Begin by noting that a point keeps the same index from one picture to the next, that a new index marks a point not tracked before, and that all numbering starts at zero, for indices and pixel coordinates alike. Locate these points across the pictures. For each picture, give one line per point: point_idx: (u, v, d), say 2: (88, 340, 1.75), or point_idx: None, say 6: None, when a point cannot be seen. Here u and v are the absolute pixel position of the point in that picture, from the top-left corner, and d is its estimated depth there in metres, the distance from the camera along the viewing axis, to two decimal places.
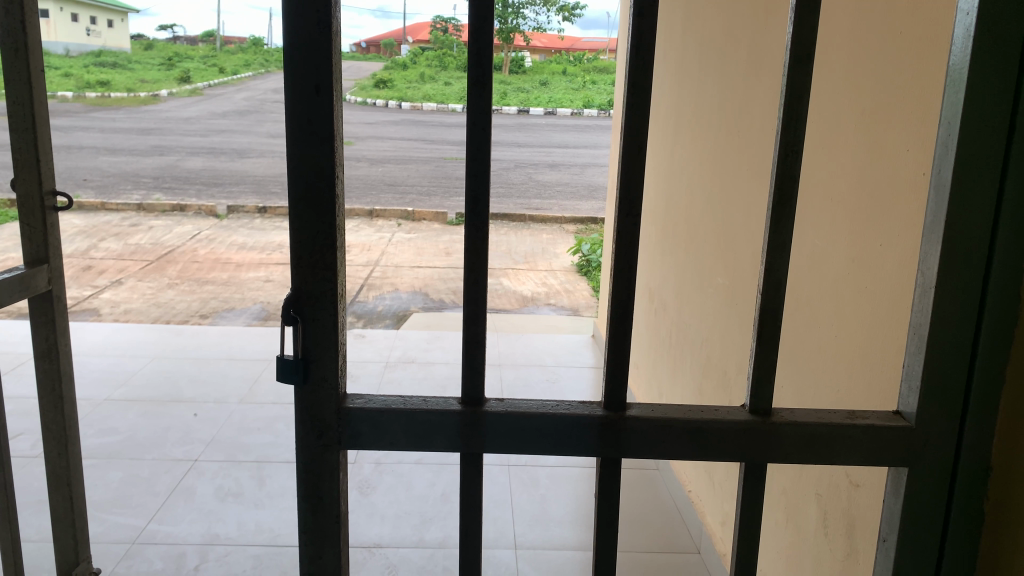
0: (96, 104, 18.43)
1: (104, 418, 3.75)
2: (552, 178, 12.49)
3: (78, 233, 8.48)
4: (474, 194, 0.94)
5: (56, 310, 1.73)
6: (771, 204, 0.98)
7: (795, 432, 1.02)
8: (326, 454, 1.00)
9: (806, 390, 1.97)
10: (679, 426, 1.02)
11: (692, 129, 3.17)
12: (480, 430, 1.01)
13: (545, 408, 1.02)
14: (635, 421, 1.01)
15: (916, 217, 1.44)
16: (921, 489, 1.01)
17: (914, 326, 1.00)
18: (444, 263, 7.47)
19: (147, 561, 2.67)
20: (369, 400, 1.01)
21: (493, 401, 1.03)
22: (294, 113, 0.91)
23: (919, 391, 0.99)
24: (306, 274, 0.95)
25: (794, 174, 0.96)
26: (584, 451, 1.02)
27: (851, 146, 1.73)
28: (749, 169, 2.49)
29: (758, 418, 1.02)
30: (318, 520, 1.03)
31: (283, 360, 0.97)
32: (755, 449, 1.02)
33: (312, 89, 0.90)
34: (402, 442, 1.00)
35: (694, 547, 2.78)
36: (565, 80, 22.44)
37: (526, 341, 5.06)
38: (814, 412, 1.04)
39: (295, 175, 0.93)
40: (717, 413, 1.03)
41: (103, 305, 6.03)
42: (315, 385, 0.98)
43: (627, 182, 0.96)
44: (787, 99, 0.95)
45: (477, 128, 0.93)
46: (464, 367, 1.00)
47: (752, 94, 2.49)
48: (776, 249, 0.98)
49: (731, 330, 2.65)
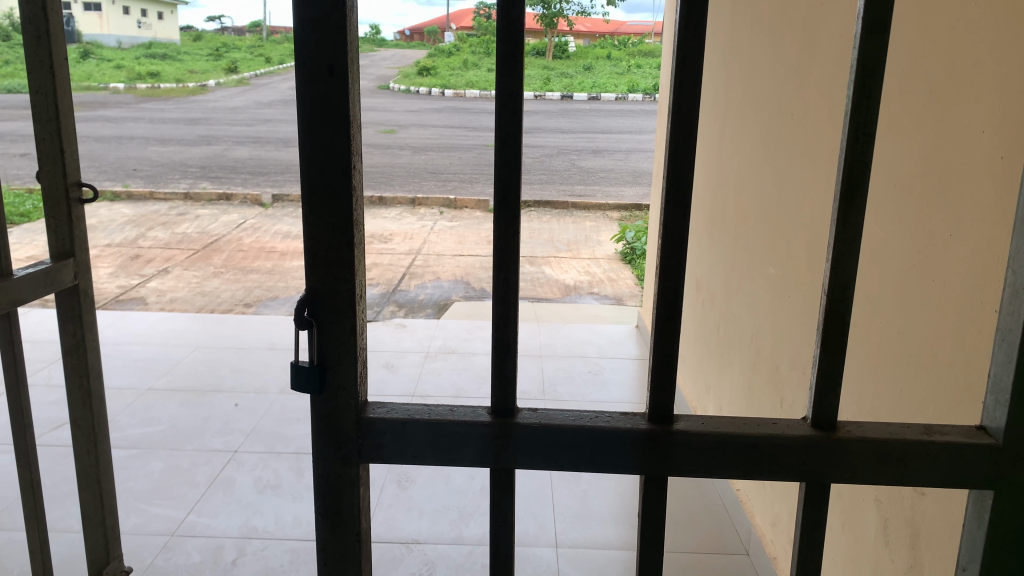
0: (147, 95, 18.79)
1: (147, 408, 3.77)
2: (596, 164, 12.28)
3: (128, 222, 8.62)
4: (504, 184, 0.87)
5: (84, 305, 1.68)
6: (838, 193, 0.87)
7: (864, 449, 0.91)
8: (345, 468, 0.92)
9: (865, 390, 1.85)
10: (733, 440, 0.92)
11: (742, 112, 3.03)
12: (512, 443, 0.92)
13: (583, 419, 0.93)
14: (683, 434, 0.91)
15: (995, 206, 1.31)
16: (1009, 513, 0.90)
17: (1002, 330, 0.89)
18: (486, 251, 7.41)
19: (186, 553, 2.66)
20: (391, 410, 0.93)
21: (526, 410, 0.95)
22: (306, 95, 0.83)
23: (1007, 404, 0.87)
24: (321, 273, 0.87)
25: (866, 161, 0.85)
26: (626, 468, 0.93)
27: (919, 127, 1.60)
28: (803, 154, 2.36)
29: (822, 432, 0.91)
30: (337, 538, 0.95)
31: (297, 367, 0.89)
32: (817, 466, 0.91)
33: (325, 71, 0.82)
34: (427, 456, 0.92)
35: (743, 548, 2.67)
36: (609, 64, 22.11)
37: (568, 331, 4.97)
38: (885, 425, 0.93)
39: (308, 164, 0.84)
40: (775, 427, 0.92)
41: (149, 294, 6.10)
42: (333, 393, 0.90)
43: (675, 165, 0.86)
44: (859, 75, 0.84)
45: (507, 112, 0.85)
46: (495, 373, 0.92)
47: (808, 72, 2.34)
48: (844, 245, 0.87)
49: (784, 324, 2.52)
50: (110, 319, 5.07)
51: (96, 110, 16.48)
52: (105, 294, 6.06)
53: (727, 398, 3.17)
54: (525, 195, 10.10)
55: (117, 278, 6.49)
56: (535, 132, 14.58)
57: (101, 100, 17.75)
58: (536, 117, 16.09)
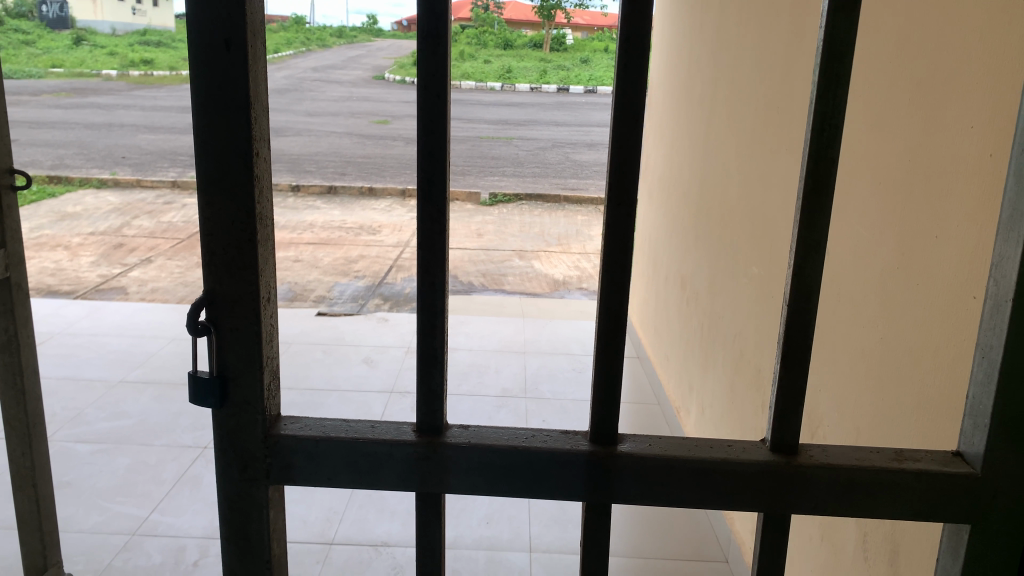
0: (140, 81, 18.57)
1: (118, 401, 3.67)
2: (591, 158, 12.13)
3: (113, 210, 8.49)
4: (429, 176, 0.78)
5: (16, 299, 1.59)
6: (802, 194, 0.78)
7: (827, 477, 0.81)
8: (252, 490, 0.83)
9: (847, 397, 1.76)
10: (684, 465, 0.82)
11: (729, 106, 2.94)
12: (439, 465, 0.82)
13: (517, 439, 0.83)
14: (628, 458, 0.82)
15: (981, 206, 1.23)
16: (987, 549, 0.82)
17: (982, 345, 0.80)
18: (475, 244, 7.29)
19: (145, 554, 2.56)
20: (306, 426, 0.84)
21: (457, 428, 0.85)
22: (198, 72, 0.74)
23: (986, 429, 0.79)
24: (221, 273, 0.78)
25: (833, 157, 0.76)
26: (567, 494, 0.83)
27: (902, 121, 1.51)
28: (789, 149, 2.27)
29: (782, 457, 0.82)
30: (245, 566, 0.86)
31: (195, 378, 0.80)
32: (777, 495, 0.82)
33: (221, 45, 0.73)
34: (342, 478, 0.82)
35: (722, 556, 2.57)
36: (607, 57, 21.92)
37: (553, 327, 4.88)
38: (853, 450, 0.84)
39: (204, 153, 0.75)
40: (730, 451, 0.83)
41: (130, 283, 5.98)
42: (236, 407, 0.81)
43: (620, 156, 0.76)
44: (825, 61, 0.74)
45: (430, 94, 0.76)
46: (420, 387, 0.83)
47: (794, 67, 2.26)
48: (806, 250, 0.78)
49: (766, 326, 2.44)
50: (86, 309, 4.96)
51: (87, 96, 16.25)
52: (85, 283, 5.94)
53: (709, 399, 3.08)
54: (518, 188, 9.96)
55: (98, 267, 6.37)
56: (530, 125, 14.43)
57: (93, 86, 17.53)
58: (531, 110, 15.92)
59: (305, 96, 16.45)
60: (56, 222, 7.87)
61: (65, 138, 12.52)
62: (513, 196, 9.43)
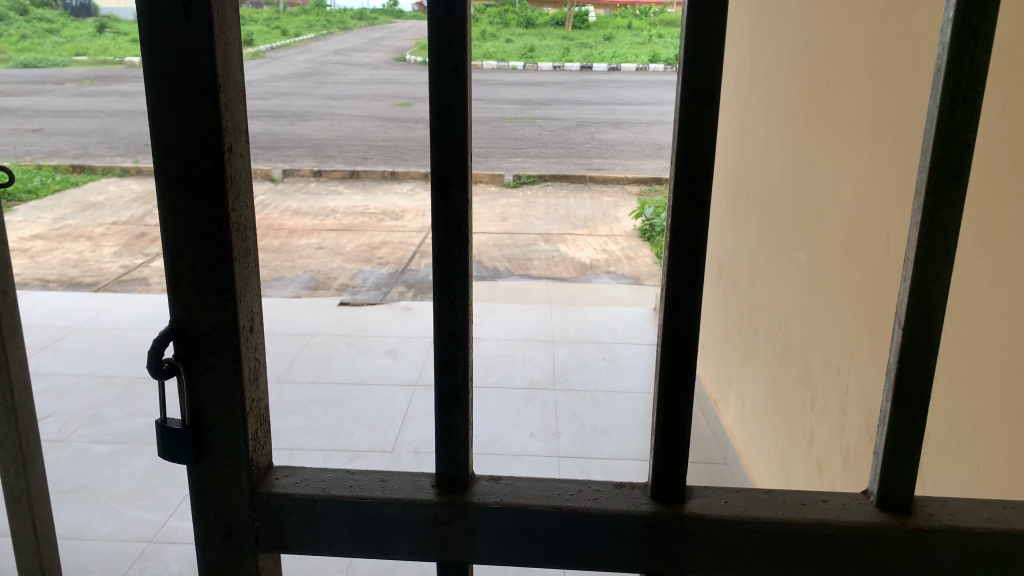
0: None
1: (136, 398, 3.57)
2: (616, 137, 11.84)
3: (136, 199, 8.41)
4: (446, 173, 0.63)
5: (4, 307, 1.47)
6: (921, 191, 0.61)
7: (952, 543, 0.65)
8: (237, 558, 0.69)
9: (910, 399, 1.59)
10: (768, 528, 0.66)
11: (770, 82, 2.73)
12: (464, 529, 0.67)
13: (560, 497, 0.67)
14: (697, 520, 0.66)
15: None
16: None
17: None
18: (499, 228, 7.12)
19: (163, 564, 2.45)
20: (303, 480, 0.69)
21: (485, 480, 0.70)
22: (150, 46, 0.58)
23: None
24: (189, 300, 0.63)
25: (968, 140, 0.59)
26: (621, 563, 0.67)
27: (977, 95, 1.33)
28: (842, 126, 2.07)
29: (892, 516, 0.66)
30: None
31: (163, 429, 0.65)
32: (887, 563, 0.66)
33: (179, 10, 0.57)
34: (345, 544, 0.68)
35: None
36: (630, 35, 21.48)
37: (581, 314, 4.70)
38: (981, 505, 0.67)
39: (161, 152, 0.60)
40: (826, 510, 0.67)
41: (152, 274, 5.88)
42: (215, 459, 0.67)
43: (687, 145, 0.61)
44: (960, 14, 0.57)
45: (444, 69, 0.61)
46: (438, 431, 0.68)
47: (844, 37, 2.07)
48: (927, 264, 0.61)
49: (816, 315, 2.26)
50: (105, 302, 4.86)
51: (110, 84, 16.20)
52: (107, 274, 5.86)
53: (751, 391, 2.91)
54: (542, 168, 9.74)
55: (120, 258, 6.28)
56: (555, 104, 14.16)
57: (117, 73, 17.46)
58: (554, 90, 15.61)
59: (327, 80, 16.30)
60: (79, 212, 7.81)
61: (89, 126, 12.49)
62: (538, 177, 9.22)
